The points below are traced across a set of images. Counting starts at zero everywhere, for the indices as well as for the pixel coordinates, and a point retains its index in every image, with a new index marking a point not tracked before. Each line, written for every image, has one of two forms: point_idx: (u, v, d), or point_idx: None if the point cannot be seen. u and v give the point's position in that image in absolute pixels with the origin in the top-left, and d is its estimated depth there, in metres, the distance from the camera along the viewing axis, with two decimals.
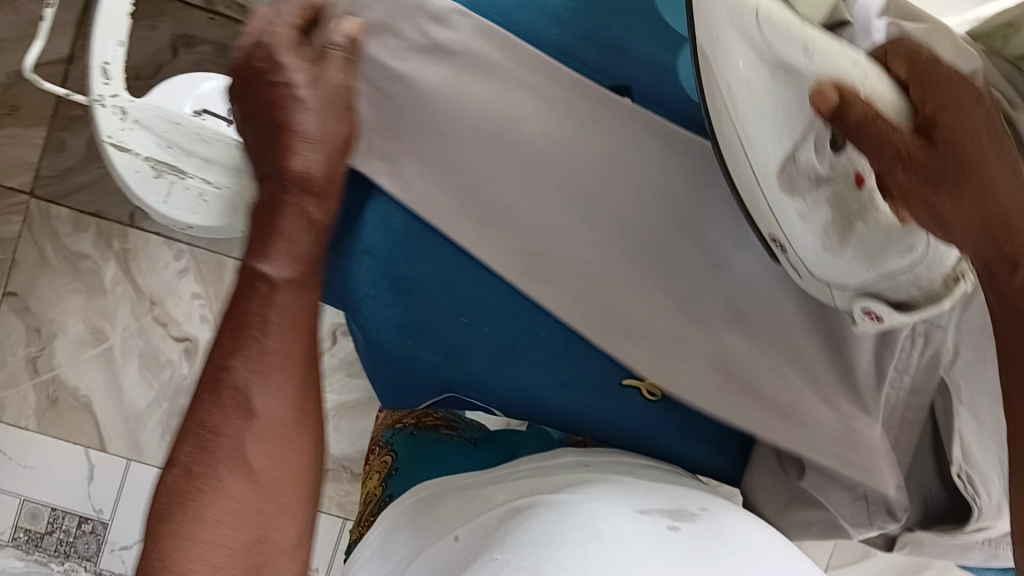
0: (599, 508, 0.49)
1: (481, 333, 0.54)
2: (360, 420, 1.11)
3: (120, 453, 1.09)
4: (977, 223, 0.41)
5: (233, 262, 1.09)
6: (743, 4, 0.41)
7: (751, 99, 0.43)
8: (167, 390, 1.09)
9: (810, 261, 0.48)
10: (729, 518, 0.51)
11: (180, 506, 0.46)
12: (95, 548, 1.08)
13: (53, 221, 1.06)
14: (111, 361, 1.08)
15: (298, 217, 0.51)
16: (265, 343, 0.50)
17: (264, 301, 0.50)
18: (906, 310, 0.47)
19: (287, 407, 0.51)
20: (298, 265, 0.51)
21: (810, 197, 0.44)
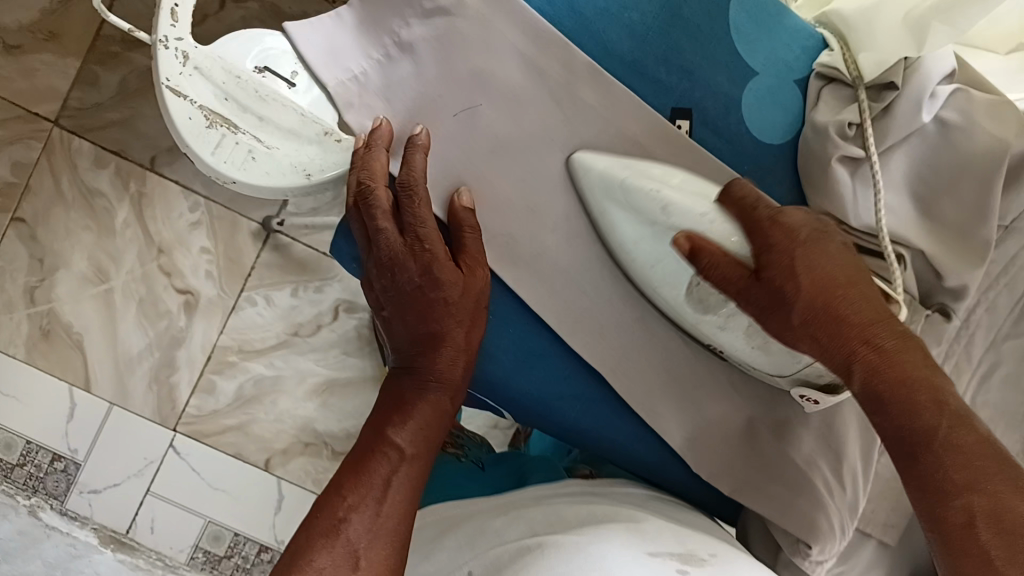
0: (606, 551, 0.47)
1: (511, 341, 0.62)
2: (348, 399, 1.09)
3: (104, 396, 1.07)
4: (835, 330, 0.49)
5: (249, 224, 1.07)
6: (613, 184, 0.57)
7: (649, 256, 0.57)
8: (161, 340, 1.07)
9: (746, 358, 0.57)
10: (740, 566, 0.49)
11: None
12: (64, 487, 1.07)
13: (74, 153, 1.04)
14: (110, 302, 1.07)
15: (430, 397, 0.57)
16: (386, 514, 0.54)
17: (390, 467, 0.55)
18: (835, 392, 0.55)
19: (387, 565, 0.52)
20: (425, 441, 0.57)
21: (723, 312, 0.55)
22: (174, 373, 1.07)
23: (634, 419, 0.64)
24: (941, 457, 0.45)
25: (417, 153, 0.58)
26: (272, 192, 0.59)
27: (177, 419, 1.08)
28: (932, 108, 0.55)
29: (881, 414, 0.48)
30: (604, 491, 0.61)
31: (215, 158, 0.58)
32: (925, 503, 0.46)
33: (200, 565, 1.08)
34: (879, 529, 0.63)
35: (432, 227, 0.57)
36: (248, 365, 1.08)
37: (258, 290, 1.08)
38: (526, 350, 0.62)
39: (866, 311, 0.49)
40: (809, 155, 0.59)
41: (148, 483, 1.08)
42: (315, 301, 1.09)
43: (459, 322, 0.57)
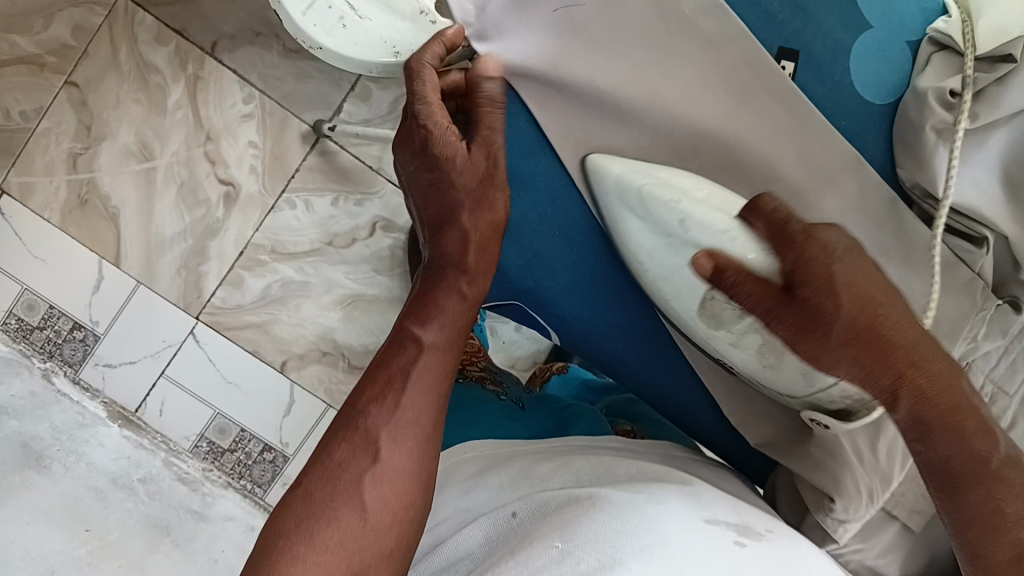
0: (662, 510, 0.45)
1: (573, 259, 0.65)
2: (372, 316, 1.09)
3: (131, 273, 1.07)
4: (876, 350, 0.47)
5: (299, 124, 1.06)
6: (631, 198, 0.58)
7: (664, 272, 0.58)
8: (196, 228, 1.07)
9: (760, 377, 0.60)
10: (795, 545, 0.47)
11: (297, 524, 0.47)
12: (79, 357, 1.08)
13: (137, 26, 1.03)
14: (151, 181, 1.06)
15: (450, 285, 0.56)
16: (407, 408, 0.52)
17: (409, 360, 0.53)
18: (849, 417, 0.57)
19: (409, 461, 0.51)
20: (448, 335, 0.55)
21: (737, 329, 0.57)
22: (204, 262, 1.07)
23: (678, 362, 0.67)
24: (995, 490, 0.45)
25: (424, 68, 0.56)
26: (357, 63, 0.64)
27: (200, 308, 1.08)
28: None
29: (929, 441, 0.47)
30: (645, 443, 0.64)
31: (305, 19, 0.62)
32: (972, 538, 0.46)
33: (202, 454, 1.09)
34: (906, 513, 0.63)
35: (440, 122, 0.55)
36: (279, 266, 1.07)
37: (300, 193, 1.07)
38: (580, 279, 0.65)
39: (909, 334, 0.48)
40: (906, 123, 0.58)
41: (164, 366, 1.09)
42: (353, 215, 1.07)
43: (467, 204, 0.57)
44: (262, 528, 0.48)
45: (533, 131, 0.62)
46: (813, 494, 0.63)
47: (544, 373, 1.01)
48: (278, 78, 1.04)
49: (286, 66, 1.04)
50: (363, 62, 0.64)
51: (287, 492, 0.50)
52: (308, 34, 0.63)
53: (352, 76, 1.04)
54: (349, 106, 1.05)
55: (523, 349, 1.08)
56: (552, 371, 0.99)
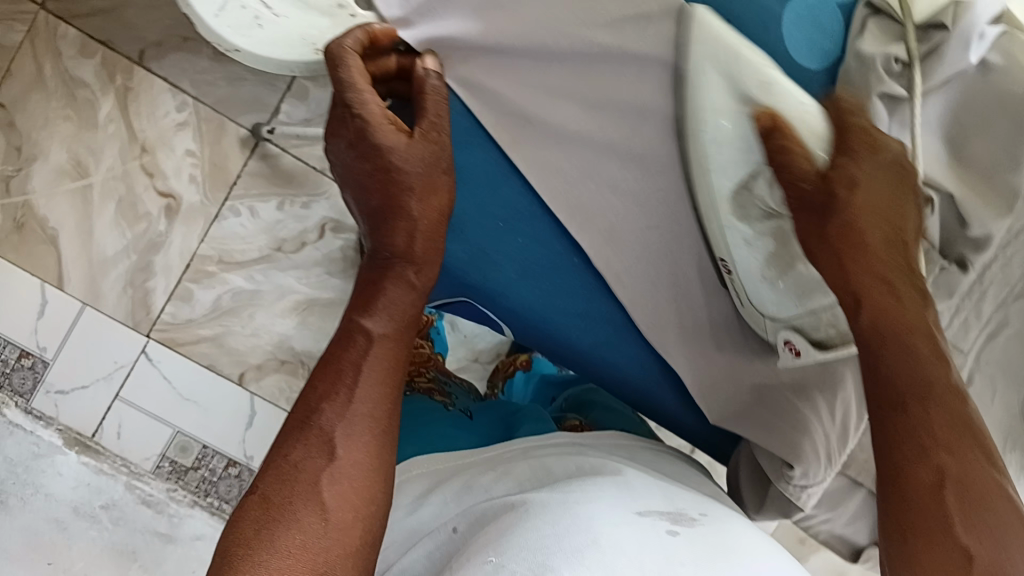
0: (592, 507, 0.44)
1: (521, 249, 0.62)
2: (329, 320, 1.07)
3: (75, 296, 1.04)
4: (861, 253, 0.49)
5: (236, 129, 1.03)
6: (725, 57, 0.48)
7: (715, 143, 0.51)
8: (138, 244, 1.03)
9: (749, 289, 0.57)
10: (735, 527, 0.46)
11: (257, 531, 0.44)
12: (30, 386, 1.04)
13: (59, 40, 1.00)
14: (88, 200, 1.03)
15: (396, 282, 0.56)
16: (359, 399, 0.51)
17: (361, 352, 0.53)
18: (823, 348, 0.57)
19: (366, 456, 0.49)
20: (397, 324, 0.55)
21: (757, 226, 0.54)
22: (149, 278, 1.04)
23: (637, 342, 0.66)
24: (929, 412, 0.47)
25: (347, 54, 0.52)
26: (278, 64, 0.60)
27: (150, 325, 1.05)
28: (980, 51, 0.51)
29: (880, 351, 0.49)
30: (599, 435, 0.63)
31: (220, 22, 0.57)
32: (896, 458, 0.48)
33: (165, 475, 1.05)
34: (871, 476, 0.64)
35: (376, 109, 0.53)
36: (228, 276, 1.04)
37: (243, 200, 1.04)
38: (530, 266, 0.63)
39: (894, 254, 0.50)
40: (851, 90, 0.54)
41: (118, 388, 1.05)
42: (300, 217, 1.05)
43: (414, 193, 0.55)
44: (219, 540, 0.45)
45: (468, 119, 0.60)
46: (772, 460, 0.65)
47: (508, 366, 1.00)
48: (210, 83, 1.02)
49: (216, 69, 1.02)
50: (288, 62, 0.60)
51: (243, 499, 0.47)
52: (225, 38, 0.58)
53: (286, 76, 1.02)
54: (286, 107, 1.02)
55: (485, 342, 1.06)
56: (515, 367, 0.99)
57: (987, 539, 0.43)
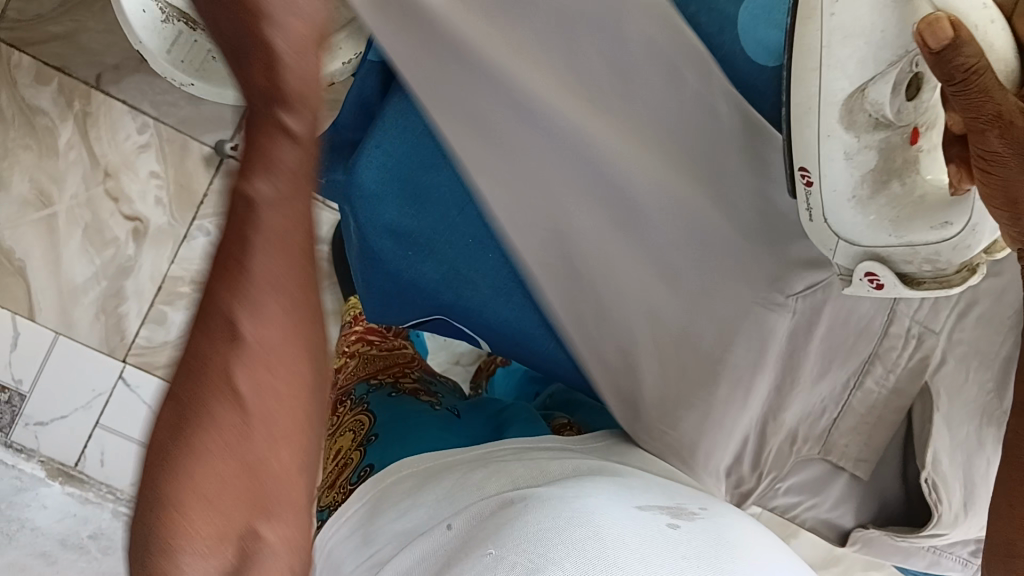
0: (592, 502, 0.44)
1: (492, 266, 0.60)
2: None
3: (48, 325, 1.03)
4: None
5: (200, 147, 1.02)
6: None
7: (852, 35, 0.46)
8: (108, 269, 1.02)
9: (837, 218, 0.52)
10: (733, 520, 0.46)
11: (174, 444, 0.30)
12: (9, 419, 1.03)
13: (14, 68, 0.98)
14: (53, 229, 1.02)
15: (279, 129, 0.32)
16: (254, 275, 0.31)
17: (252, 214, 0.31)
18: (910, 283, 0.52)
19: (291, 365, 0.31)
20: (290, 178, 0.32)
21: (864, 137, 0.49)
22: (122, 304, 1.03)
23: None
24: None
25: None
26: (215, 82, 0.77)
27: (126, 350, 1.04)
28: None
29: None
30: (587, 436, 0.63)
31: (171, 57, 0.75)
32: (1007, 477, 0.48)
33: None
34: (851, 461, 0.64)
35: None
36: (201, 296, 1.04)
37: (211, 219, 1.03)
38: (505, 286, 0.61)
39: None
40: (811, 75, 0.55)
41: (97, 416, 1.04)
42: None
43: None
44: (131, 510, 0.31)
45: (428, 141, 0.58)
46: (746, 458, 0.64)
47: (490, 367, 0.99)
48: (170, 103, 1.01)
49: (177, 89, 1.01)
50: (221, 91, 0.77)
51: (143, 460, 0.31)
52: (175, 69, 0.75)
53: None
54: None
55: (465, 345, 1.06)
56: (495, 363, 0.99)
57: None
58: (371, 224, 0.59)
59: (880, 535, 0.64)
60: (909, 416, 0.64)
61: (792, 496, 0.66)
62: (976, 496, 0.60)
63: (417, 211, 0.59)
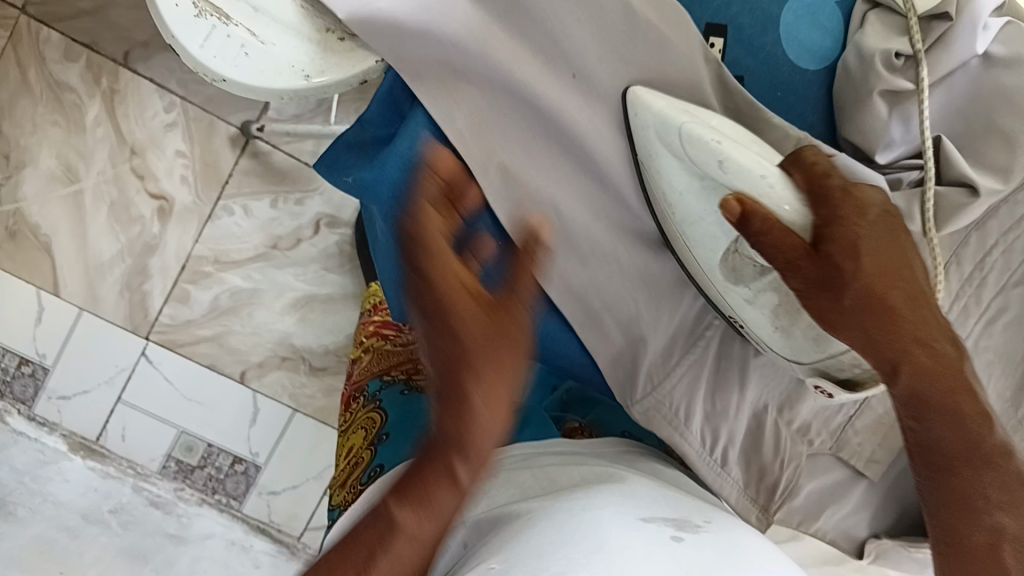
0: (598, 515, 0.44)
1: None
2: (328, 316, 1.07)
3: (73, 301, 1.04)
4: (881, 254, 0.47)
5: (226, 127, 1.02)
6: (669, 136, 0.55)
7: (695, 214, 0.56)
8: (133, 247, 1.03)
9: (766, 341, 0.57)
10: (733, 533, 0.48)
11: None
12: (31, 393, 1.04)
13: (43, 43, 0.99)
14: (80, 205, 1.02)
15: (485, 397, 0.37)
16: (455, 432, 0.37)
17: (435, 470, 0.38)
18: (853, 388, 0.54)
19: (421, 545, 0.38)
20: (484, 462, 0.38)
21: (755, 286, 0.55)
22: (147, 281, 1.04)
23: None
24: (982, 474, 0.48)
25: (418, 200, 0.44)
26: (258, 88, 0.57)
27: (149, 327, 1.05)
28: (985, 41, 0.59)
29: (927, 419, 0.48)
30: (595, 442, 0.64)
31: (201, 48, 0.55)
32: (947, 515, 0.48)
33: (171, 475, 1.06)
34: (863, 462, 0.63)
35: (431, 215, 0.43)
36: (224, 276, 1.04)
37: (236, 198, 1.03)
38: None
39: (929, 322, 0.48)
40: (849, 88, 0.62)
41: (120, 391, 1.06)
42: (294, 214, 1.05)
43: (518, 292, 0.40)
44: None
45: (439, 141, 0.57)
46: (752, 469, 0.62)
47: None
48: (197, 82, 1.01)
49: None
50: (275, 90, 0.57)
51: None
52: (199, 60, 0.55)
53: None
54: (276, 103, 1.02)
55: None
56: None
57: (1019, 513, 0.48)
58: (400, 231, 0.56)
59: (896, 545, 0.64)
60: None
61: (810, 504, 0.64)
62: None
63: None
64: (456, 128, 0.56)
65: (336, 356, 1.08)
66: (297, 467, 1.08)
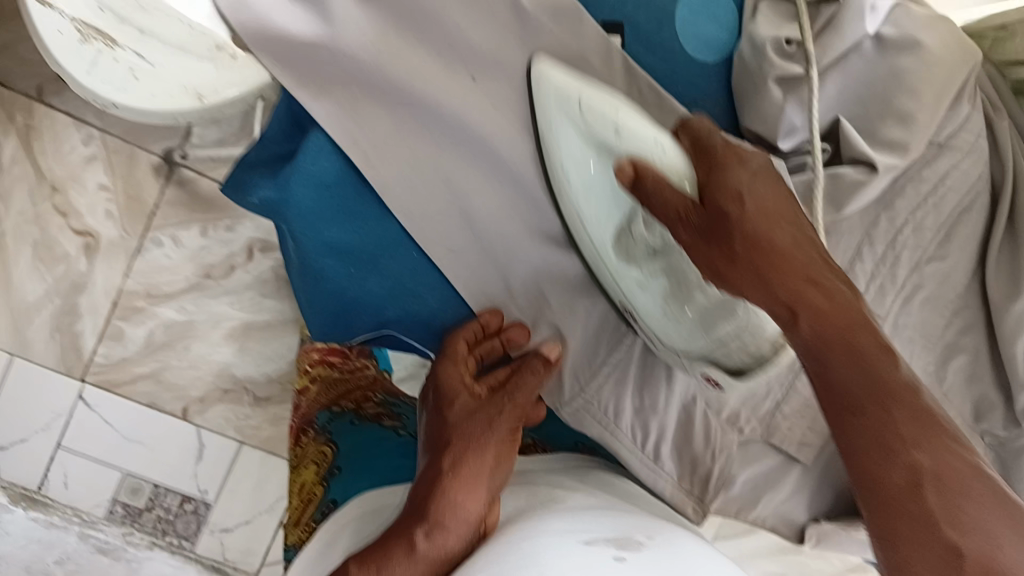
0: (535, 545, 0.41)
1: (432, 277, 0.62)
2: (269, 343, 1.03)
3: (1, 347, 1.00)
4: (768, 210, 0.49)
5: (149, 156, 1.00)
6: (570, 108, 0.55)
7: (597, 188, 0.57)
8: (60, 286, 1.00)
9: (658, 329, 0.58)
10: (679, 550, 0.45)
11: None
12: None
13: None
14: (1, 246, 0.98)
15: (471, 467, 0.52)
16: (388, 543, 0.46)
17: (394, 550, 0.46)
18: (740, 376, 0.54)
19: None
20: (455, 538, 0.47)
21: (647, 267, 0.57)
22: (77, 321, 1.00)
23: None
24: (892, 412, 0.45)
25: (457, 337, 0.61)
26: None
27: (84, 368, 1.01)
28: (874, 20, 0.61)
29: (829, 362, 0.47)
30: (540, 461, 0.63)
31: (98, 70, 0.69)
32: (867, 459, 0.45)
33: (120, 519, 1.03)
34: (795, 446, 0.62)
35: (454, 378, 0.59)
36: (157, 310, 1.01)
37: (165, 229, 1.00)
38: (450, 298, 0.63)
39: (809, 253, 0.49)
40: (748, 72, 0.62)
41: (59, 436, 1.02)
42: (225, 242, 1.01)
43: (468, 447, 0.54)
44: None
45: (339, 159, 0.57)
46: (685, 460, 0.61)
47: None
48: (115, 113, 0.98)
49: None
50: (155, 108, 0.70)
51: None
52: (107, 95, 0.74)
53: None
54: (199, 129, 0.99)
55: None
56: None
57: (969, 528, 0.43)
58: (313, 242, 0.59)
59: (835, 527, 0.61)
60: None
61: (746, 493, 0.63)
62: None
63: (361, 227, 0.59)
64: (358, 140, 0.57)
65: (280, 384, 1.05)
66: (247, 501, 1.04)
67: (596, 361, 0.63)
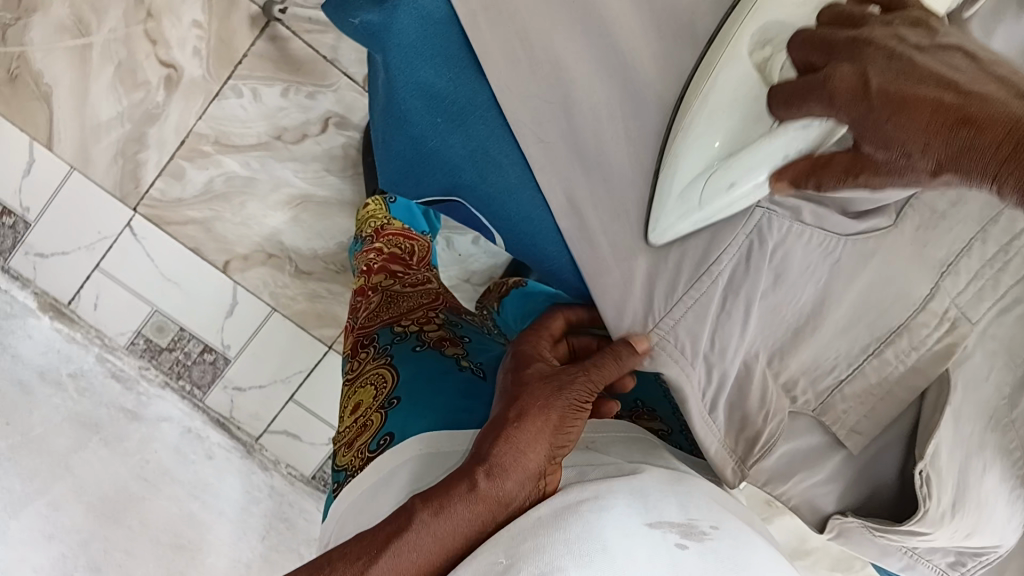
0: (603, 514, 0.42)
1: (506, 151, 0.57)
2: (322, 219, 1.04)
3: (64, 158, 1.00)
4: (905, 121, 0.35)
5: (248, 5, 0.96)
6: (690, 210, 0.51)
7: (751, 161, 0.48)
8: (134, 113, 0.99)
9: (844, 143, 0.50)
10: (744, 545, 0.45)
11: None
12: (9, 245, 1.02)
13: None
14: (87, 60, 0.97)
15: (533, 422, 0.48)
16: (449, 484, 0.45)
17: (457, 494, 0.44)
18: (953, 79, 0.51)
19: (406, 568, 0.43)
20: (516, 484, 0.45)
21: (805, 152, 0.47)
22: (142, 150, 1.00)
23: None
24: None
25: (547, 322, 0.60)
26: None
27: (138, 200, 1.02)
28: None
29: None
30: (606, 424, 0.59)
31: None
32: None
33: (139, 352, 1.06)
34: (844, 431, 0.59)
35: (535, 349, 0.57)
36: (222, 159, 1.00)
37: (247, 81, 0.98)
38: (523, 177, 0.58)
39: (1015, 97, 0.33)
40: None
41: (99, 259, 1.03)
42: (304, 108, 1.00)
43: (535, 404, 0.49)
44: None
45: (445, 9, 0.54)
46: (733, 416, 0.59)
47: (500, 288, 0.91)
48: None
49: None
50: None
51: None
52: None
53: None
54: None
55: (479, 263, 1.05)
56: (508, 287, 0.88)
57: None
58: (405, 79, 0.56)
59: (860, 526, 0.58)
60: (919, 406, 0.58)
61: (780, 466, 0.60)
62: (965, 500, 0.56)
63: (454, 75, 0.56)
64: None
65: (324, 261, 1.05)
66: (268, 367, 1.07)
67: (677, 297, 0.56)
